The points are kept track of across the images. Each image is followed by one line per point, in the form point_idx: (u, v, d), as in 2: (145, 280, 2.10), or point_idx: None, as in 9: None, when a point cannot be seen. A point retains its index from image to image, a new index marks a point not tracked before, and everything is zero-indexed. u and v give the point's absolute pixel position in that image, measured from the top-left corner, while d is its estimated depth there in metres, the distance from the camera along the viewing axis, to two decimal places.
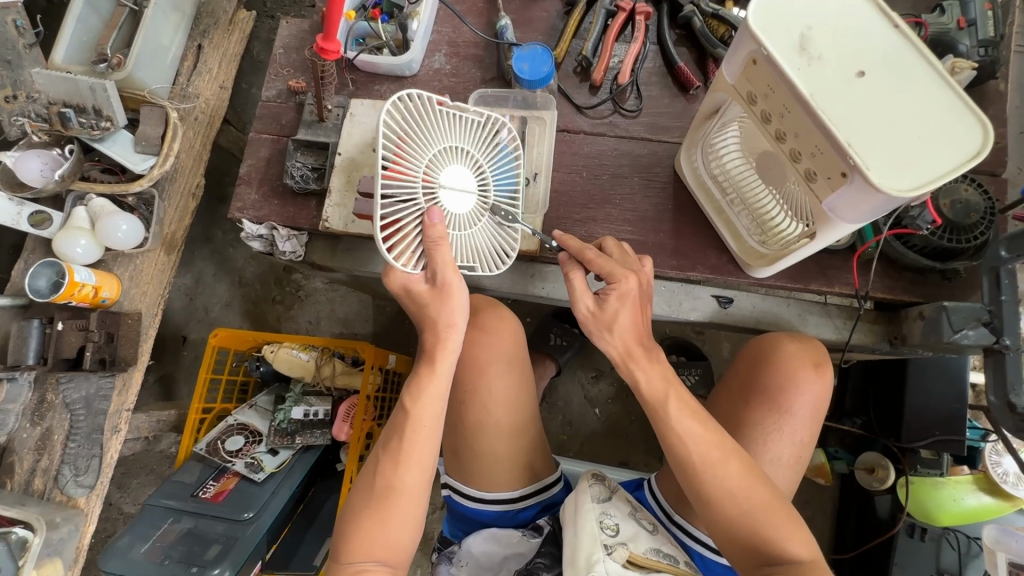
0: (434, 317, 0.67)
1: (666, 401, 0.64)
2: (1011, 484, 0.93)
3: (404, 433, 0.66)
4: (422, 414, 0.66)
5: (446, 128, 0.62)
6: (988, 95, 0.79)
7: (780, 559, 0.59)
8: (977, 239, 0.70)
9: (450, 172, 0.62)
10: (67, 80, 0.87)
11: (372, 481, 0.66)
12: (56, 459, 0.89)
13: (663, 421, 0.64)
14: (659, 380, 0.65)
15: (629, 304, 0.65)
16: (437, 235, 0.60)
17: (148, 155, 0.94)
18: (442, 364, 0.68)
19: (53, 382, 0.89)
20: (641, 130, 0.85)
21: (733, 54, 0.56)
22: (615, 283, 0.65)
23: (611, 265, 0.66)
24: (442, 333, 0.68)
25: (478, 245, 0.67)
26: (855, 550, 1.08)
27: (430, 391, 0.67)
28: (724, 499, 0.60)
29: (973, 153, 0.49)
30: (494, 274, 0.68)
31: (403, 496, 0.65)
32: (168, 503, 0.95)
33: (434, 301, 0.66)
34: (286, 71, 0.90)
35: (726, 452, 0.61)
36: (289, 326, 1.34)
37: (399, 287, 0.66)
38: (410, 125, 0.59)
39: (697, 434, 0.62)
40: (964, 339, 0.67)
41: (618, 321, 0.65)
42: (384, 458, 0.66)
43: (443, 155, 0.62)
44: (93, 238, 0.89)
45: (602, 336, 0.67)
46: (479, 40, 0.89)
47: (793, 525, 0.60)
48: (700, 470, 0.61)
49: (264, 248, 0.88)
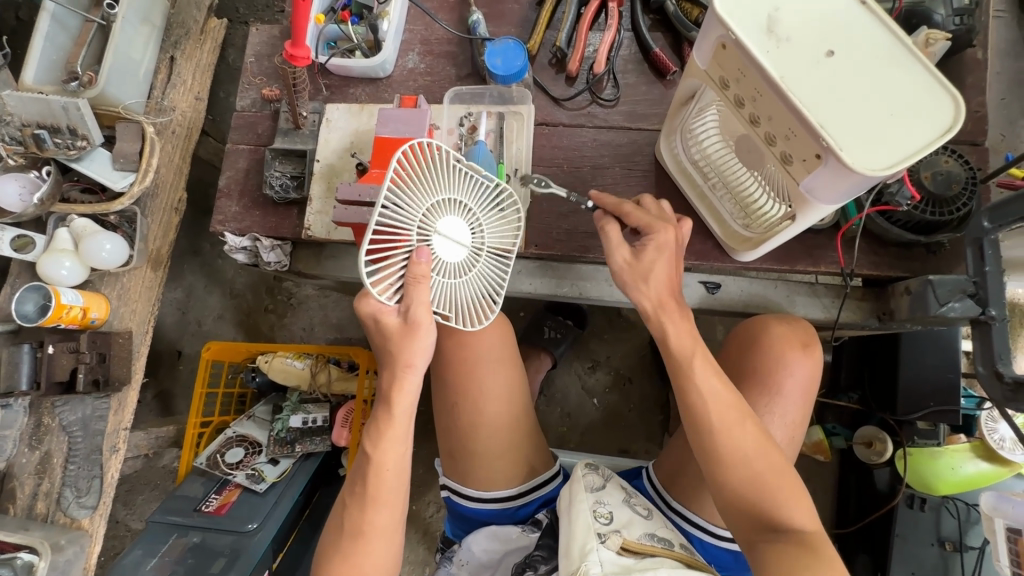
0: (398, 356, 0.65)
1: (691, 357, 0.64)
2: (1008, 449, 0.95)
3: (368, 476, 0.65)
4: (384, 457, 0.66)
5: (454, 182, 0.61)
6: (966, 64, 0.78)
7: (784, 530, 0.58)
8: (960, 211, 0.69)
9: (448, 225, 0.61)
10: (40, 101, 0.85)
11: (341, 527, 0.66)
12: (57, 482, 0.89)
13: (687, 378, 0.63)
14: (687, 334, 0.65)
15: (667, 254, 0.64)
16: (419, 273, 0.59)
17: (127, 172, 0.92)
18: (399, 406, 0.67)
19: (49, 406, 0.89)
20: (620, 119, 0.84)
21: (703, 40, 0.55)
22: (654, 234, 0.65)
23: (650, 218, 0.66)
24: (398, 373, 0.66)
25: (459, 296, 0.65)
26: (857, 524, 1.09)
27: (390, 434, 0.66)
28: (738, 461, 0.60)
29: (946, 128, 0.48)
30: (467, 327, 0.67)
31: (373, 538, 0.64)
32: (172, 518, 0.95)
33: (400, 338, 0.63)
34: (259, 79, 0.89)
35: (742, 413, 0.62)
36: (283, 335, 1.34)
37: (368, 315, 0.63)
38: (417, 171, 0.58)
39: (718, 394, 0.62)
40: (951, 311, 0.67)
41: (653, 272, 0.64)
42: (351, 502, 0.66)
43: (441, 204, 0.60)
44: (77, 259, 0.89)
45: (636, 287, 0.65)
46: (452, 37, 0.88)
47: (798, 498, 0.60)
48: (716, 431, 0.61)
49: (249, 260, 0.88)
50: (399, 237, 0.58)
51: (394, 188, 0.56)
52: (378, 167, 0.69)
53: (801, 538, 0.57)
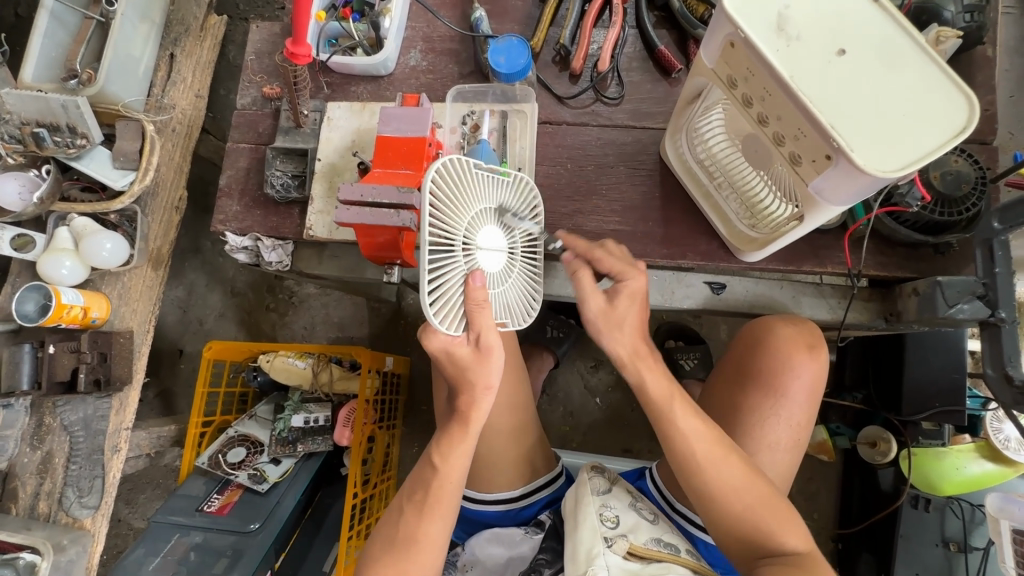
0: (473, 381, 0.63)
1: (671, 399, 0.63)
2: (1013, 449, 0.94)
3: (431, 487, 0.65)
4: (450, 471, 0.65)
5: (480, 190, 0.58)
6: (975, 61, 0.77)
7: (776, 553, 0.58)
8: (968, 212, 0.68)
9: (487, 235, 0.59)
10: (38, 99, 0.84)
11: (393, 532, 0.64)
12: (59, 482, 0.89)
13: (666, 420, 0.62)
14: (664, 381, 0.64)
15: (637, 302, 0.65)
16: (480, 298, 0.57)
17: (127, 171, 0.92)
18: (474, 425, 0.65)
19: (50, 406, 0.89)
20: (624, 117, 0.83)
21: (710, 38, 0.54)
22: (626, 282, 0.65)
23: (622, 264, 0.66)
24: (478, 396, 0.64)
25: (509, 303, 0.64)
26: (861, 524, 1.08)
27: (459, 450, 0.65)
28: (726, 495, 0.60)
29: (959, 128, 0.47)
30: (522, 329, 0.66)
31: (428, 549, 0.63)
32: (175, 518, 0.95)
33: (476, 365, 0.61)
34: (259, 77, 0.88)
35: (726, 449, 0.61)
36: (285, 333, 1.33)
37: (439, 349, 0.60)
38: (451, 192, 0.54)
39: (700, 433, 0.61)
40: (960, 313, 0.66)
41: (627, 321, 0.65)
42: (408, 509, 0.65)
43: (476, 218, 0.58)
44: (78, 258, 0.88)
45: (610, 336, 0.65)
46: (454, 34, 0.87)
47: (791, 519, 0.60)
48: (702, 470, 0.60)
49: (250, 260, 0.87)
50: (452, 268, 0.54)
51: (435, 217, 0.52)
52: (379, 166, 0.70)
53: (795, 560, 0.57)
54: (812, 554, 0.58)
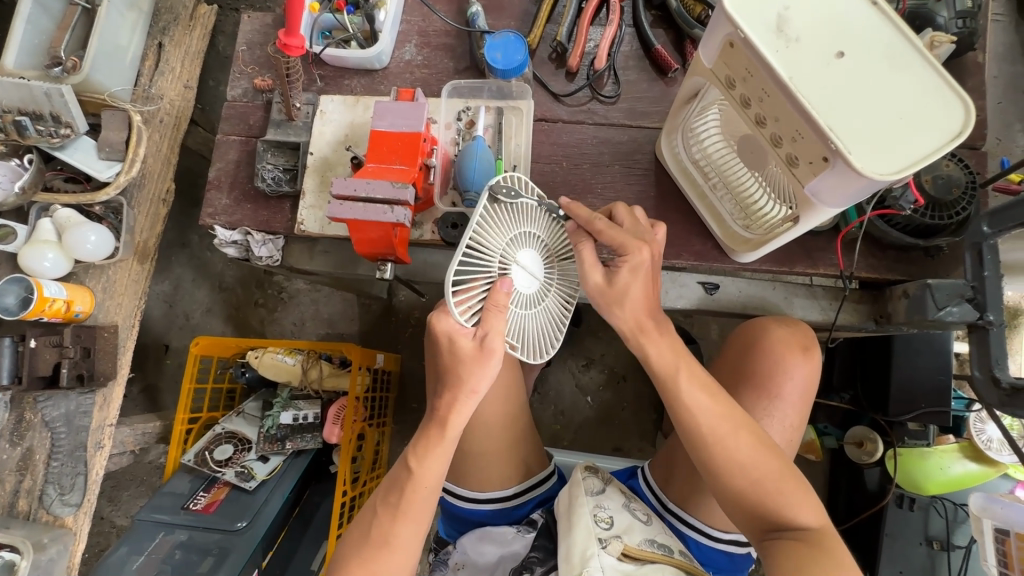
0: (462, 380, 0.61)
1: (677, 373, 0.62)
2: (995, 450, 0.96)
3: (404, 491, 0.63)
4: (424, 475, 0.63)
5: (531, 224, 0.63)
6: (967, 67, 0.78)
7: (788, 527, 0.58)
8: (958, 216, 0.69)
9: (524, 261, 0.62)
10: (20, 86, 0.82)
11: (368, 531, 0.63)
12: (39, 479, 0.87)
13: (674, 393, 0.62)
14: (669, 352, 0.63)
15: (641, 275, 0.61)
16: (500, 302, 0.58)
17: (113, 162, 0.89)
18: (453, 429, 0.63)
19: (31, 402, 0.86)
20: (620, 116, 0.83)
21: (710, 38, 0.54)
22: (627, 256, 0.61)
23: (624, 236, 0.61)
24: (460, 397, 0.62)
25: (527, 329, 0.64)
26: (846, 523, 1.10)
27: (436, 453, 0.63)
28: (733, 470, 0.59)
29: (955, 133, 0.48)
30: (533, 364, 0.65)
31: (397, 552, 0.61)
32: (160, 517, 0.93)
33: (472, 362, 0.59)
34: (251, 69, 0.87)
35: (733, 422, 0.60)
36: (274, 329, 1.32)
37: (443, 334, 0.60)
38: (504, 206, 0.59)
39: (707, 407, 0.61)
40: (948, 316, 0.66)
41: (629, 294, 0.62)
42: (382, 509, 0.63)
43: (520, 241, 0.62)
44: (60, 251, 0.86)
45: (613, 311, 0.63)
46: (451, 29, 0.86)
47: (803, 495, 0.59)
48: (709, 443, 0.60)
49: (240, 255, 0.86)
50: (482, 268, 0.58)
51: (484, 220, 0.57)
52: (373, 161, 0.69)
53: (803, 535, 0.56)
54: (825, 530, 0.57)
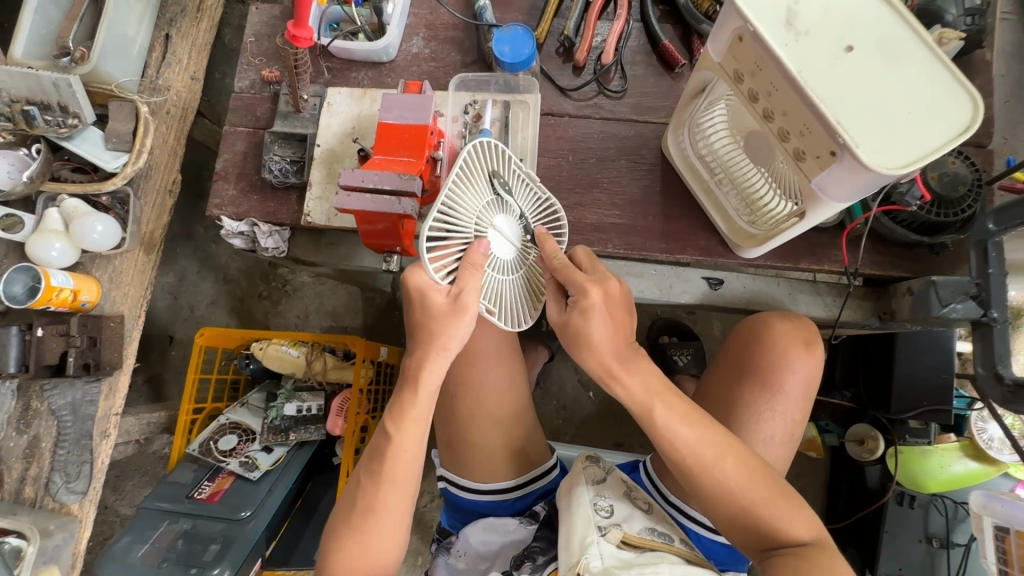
0: (434, 336, 0.60)
1: (652, 408, 0.61)
2: (996, 449, 0.96)
3: (385, 457, 0.63)
4: (404, 441, 0.63)
5: (513, 187, 0.62)
6: (975, 65, 0.78)
7: (783, 544, 0.58)
8: (963, 213, 0.70)
9: (501, 223, 0.62)
10: (29, 76, 0.82)
11: (354, 502, 0.64)
12: (46, 466, 0.87)
13: (653, 427, 0.61)
14: (650, 385, 0.61)
15: (596, 315, 0.60)
16: (477, 261, 0.57)
17: (120, 153, 0.90)
18: (426, 387, 0.63)
19: (38, 390, 0.87)
20: (627, 110, 0.83)
21: (718, 32, 0.54)
22: (578, 299, 0.61)
23: (577, 277, 0.61)
24: (433, 350, 0.61)
25: (504, 295, 0.64)
26: (846, 520, 1.11)
27: (412, 415, 0.63)
28: (725, 496, 0.59)
29: (963, 128, 0.48)
30: (511, 328, 0.65)
31: (383, 518, 0.63)
32: (163, 506, 0.94)
33: (445, 318, 0.59)
34: (258, 60, 0.87)
35: (719, 450, 0.59)
36: (278, 322, 1.32)
37: (418, 288, 0.59)
38: (479, 166, 0.57)
39: (691, 438, 0.60)
40: (953, 312, 0.67)
41: (593, 334, 0.61)
42: (366, 478, 0.64)
43: (496, 204, 0.61)
44: (67, 241, 0.86)
45: (582, 351, 0.62)
46: (458, 22, 0.86)
47: (796, 509, 0.59)
48: (697, 472, 0.60)
49: (246, 246, 0.87)
50: (458, 226, 0.56)
51: (457, 185, 0.55)
52: (380, 153, 0.70)
53: (801, 552, 0.57)
54: (820, 543, 0.58)
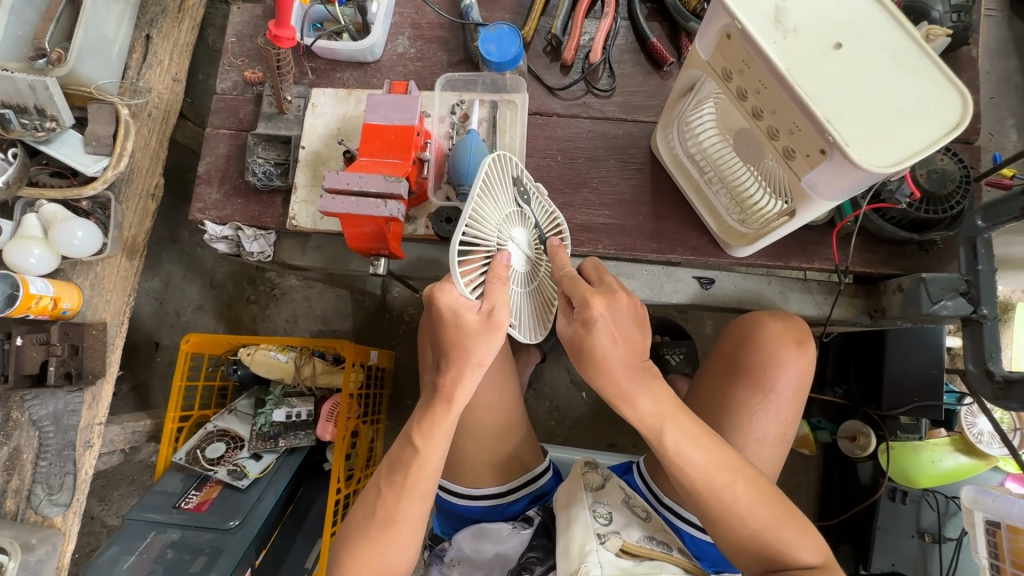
0: (467, 354, 0.58)
1: (662, 430, 0.59)
2: (987, 443, 0.97)
3: (408, 470, 0.62)
4: (430, 454, 0.62)
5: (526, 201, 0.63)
6: (961, 61, 0.78)
7: (789, 566, 0.58)
8: (952, 209, 0.69)
9: (517, 236, 0.61)
10: (3, 78, 0.80)
11: (371, 510, 0.63)
12: (27, 478, 0.85)
13: (662, 450, 0.59)
14: (659, 405, 0.59)
15: (603, 330, 0.58)
16: (502, 274, 0.56)
17: (100, 156, 0.88)
18: (458, 403, 0.61)
19: (18, 400, 0.84)
20: (615, 109, 0.82)
21: (707, 29, 0.54)
22: (584, 310, 0.58)
23: (584, 290, 0.59)
24: (466, 369, 0.59)
25: (522, 309, 0.63)
26: (840, 516, 1.11)
27: (441, 429, 0.62)
28: (732, 520, 0.59)
29: (953, 124, 0.47)
30: (530, 342, 0.65)
31: (402, 529, 0.62)
32: (150, 516, 0.93)
33: (478, 336, 0.57)
34: (240, 61, 0.86)
35: (729, 470, 0.59)
36: (266, 326, 1.31)
37: (447, 307, 0.57)
38: (498, 182, 0.56)
39: (701, 462, 0.58)
40: (942, 309, 0.66)
41: (602, 351, 0.58)
42: (387, 488, 0.63)
43: (514, 217, 0.60)
44: (47, 248, 0.84)
45: (591, 368, 0.60)
46: (444, 21, 0.85)
47: (803, 534, 0.58)
48: (704, 496, 0.59)
49: (231, 250, 0.84)
50: (484, 241, 0.55)
51: (482, 198, 0.53)
52: (365, 155, 0.68)
53: None
54: (826, 566, 0.58)
